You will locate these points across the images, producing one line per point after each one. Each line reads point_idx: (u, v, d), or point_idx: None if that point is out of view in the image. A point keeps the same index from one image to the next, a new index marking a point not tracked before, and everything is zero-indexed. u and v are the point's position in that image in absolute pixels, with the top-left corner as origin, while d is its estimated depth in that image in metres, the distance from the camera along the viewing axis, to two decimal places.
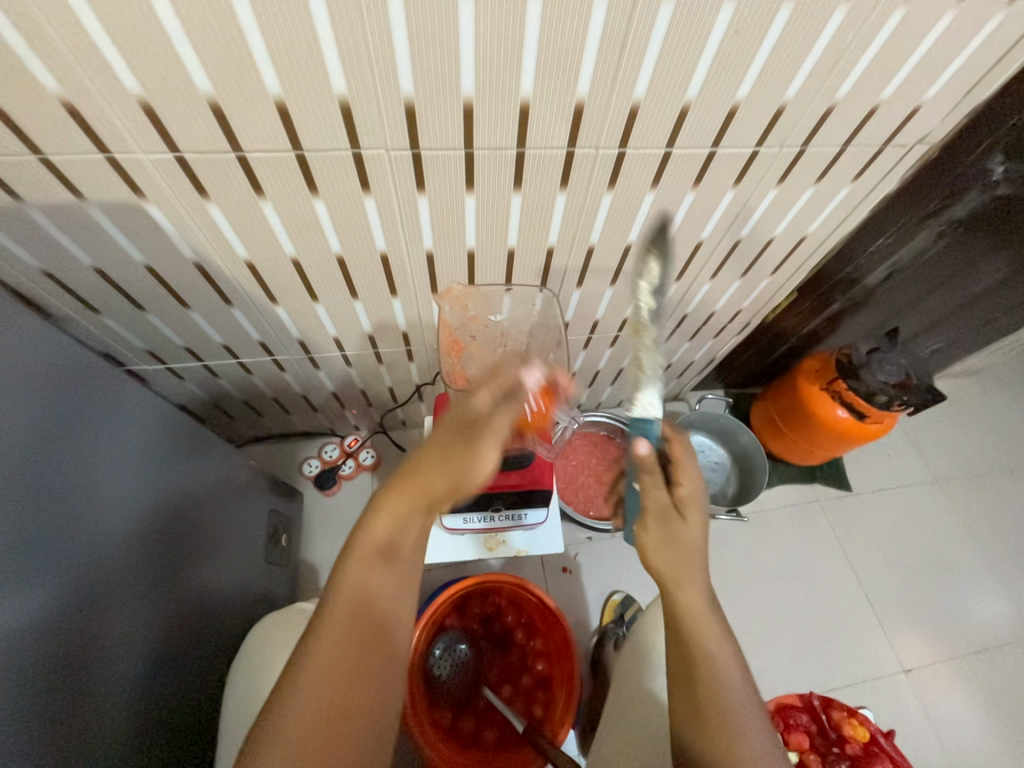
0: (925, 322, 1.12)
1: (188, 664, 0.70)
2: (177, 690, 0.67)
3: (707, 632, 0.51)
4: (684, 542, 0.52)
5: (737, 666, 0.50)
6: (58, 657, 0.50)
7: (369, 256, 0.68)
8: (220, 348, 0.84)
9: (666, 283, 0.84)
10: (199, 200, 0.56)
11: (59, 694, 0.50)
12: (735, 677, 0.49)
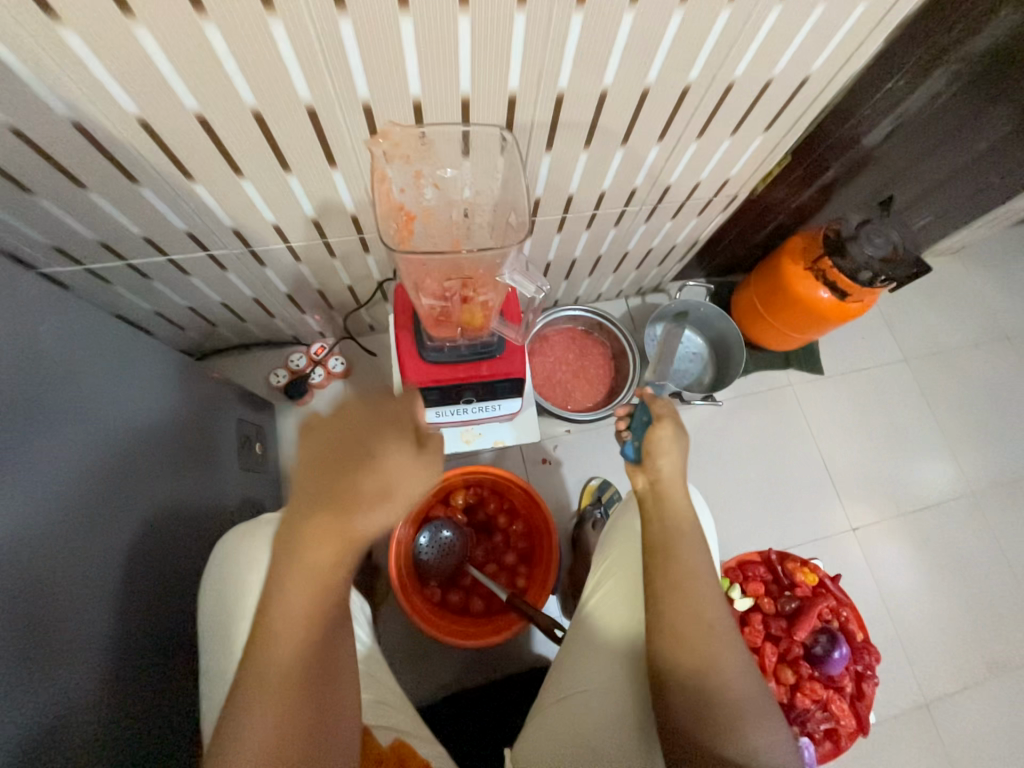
0: (918, 190, 1.05)
1: (168, 567, 0.67)
2: (149, 571, 0.64)
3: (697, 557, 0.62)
4: (668, 452, 0.67)
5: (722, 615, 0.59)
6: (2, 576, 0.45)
7: (293, 111, 0.56)
8: (142, 242, 0.74)
9: (646, 145, 0.75)
10: (48, 24, 0.44)
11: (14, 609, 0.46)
12: (696, 536, 0.63)
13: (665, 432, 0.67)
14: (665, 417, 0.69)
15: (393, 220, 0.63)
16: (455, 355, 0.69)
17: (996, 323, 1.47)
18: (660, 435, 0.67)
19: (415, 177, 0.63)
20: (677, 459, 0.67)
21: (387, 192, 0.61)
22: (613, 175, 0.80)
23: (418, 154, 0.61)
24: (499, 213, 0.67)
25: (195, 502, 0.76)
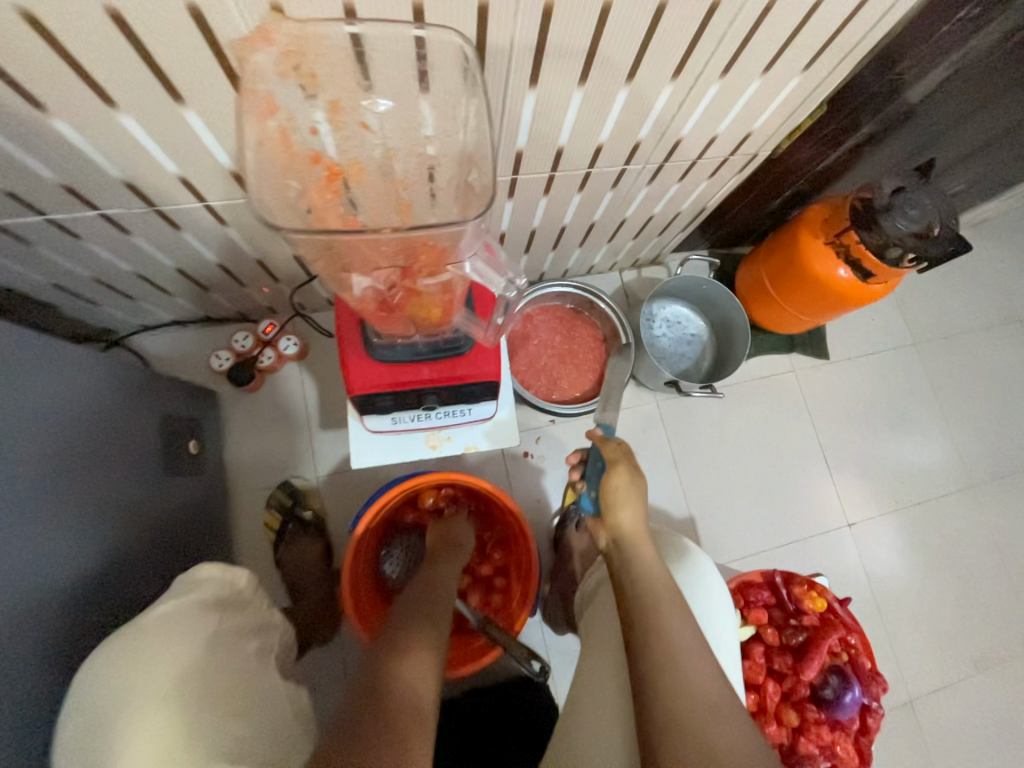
0: (959, 153, 0.91)
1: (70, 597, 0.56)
2: (22, 581, 0.51)
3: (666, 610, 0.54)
4: (624, 500, 0.62)
5: (689, 633, 0.52)
6: None
7: (166, 10, 0.41)
8: (7, 196, 0.57)
9: (658, 84, 0.59)
10: None
11: None
12: (677, 612, 0.53)
13: (617, 481, 0.62)
14: (620, 460, 0.64)
15: (307, 179, 0.48)
16: (412, 354, 0.56)
17: (1012, 304, 1.37)
18: (617, 481, 0.62)
19: (333, 112, 0.47)
20: (635, 508, 0.61)
21: (288, 136, 0.47)
22: (613, 125, 0.65)
23: (335, 76, 0.46)
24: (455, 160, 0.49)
25: (104, 517, 0.62)
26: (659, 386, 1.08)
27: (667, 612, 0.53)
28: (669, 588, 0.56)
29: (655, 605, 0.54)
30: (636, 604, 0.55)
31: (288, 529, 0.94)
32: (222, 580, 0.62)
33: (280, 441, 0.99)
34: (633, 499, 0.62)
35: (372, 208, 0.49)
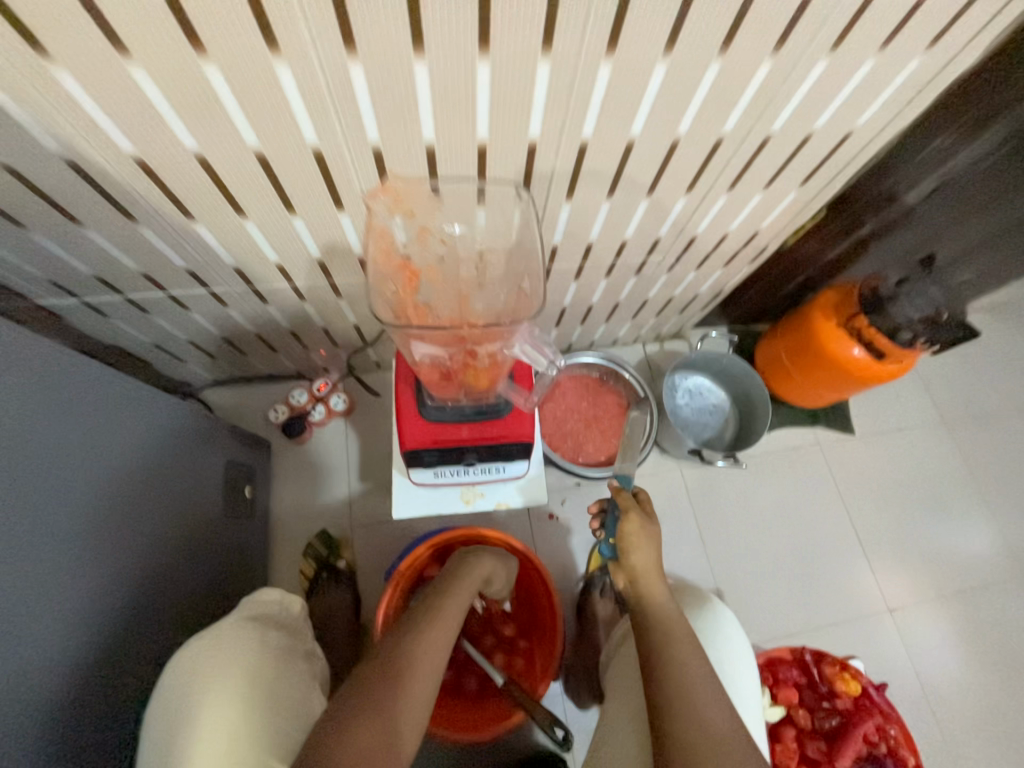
0: (959, 249, 0.99)
1: (155, 614, 0.67)
2: (128, 589, 0.62)
3: (683, 649, 0.55)
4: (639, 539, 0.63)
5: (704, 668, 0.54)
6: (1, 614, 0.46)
7: (297, 153, 0.53)
8: (141, 277, 0.71)
9: (674, 197, 0.70)
10: (39, 62, 0.40)
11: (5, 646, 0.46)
12: (692, 650, 0.55)
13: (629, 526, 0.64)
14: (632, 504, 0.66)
15: (393, 280, 0.62)
16: (457, 414, 0.64)
17: None
18: (632, 526, 0.64)
19: (419, 231, 0.62)
20: (650, 549, 0.63)
21: (386, 244, 0.61)
22: (637, 224, 0.75)
23: (425, 207, 0.60)
24: (510, 273, 0.64)
25: (181, 549, 0.73)
26: (683, 454, 1.11)
27: (683, 650, 0.55)
28: (683, 627, 0.57)
29: (670, 639, 0.56)
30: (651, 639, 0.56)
31: (322, 578, 0.98)
32: (282, 603, 0.70)
33: (321, 491, 1.06)
34: (647, 540, 0.64)
35: (440, 300, 0.62)
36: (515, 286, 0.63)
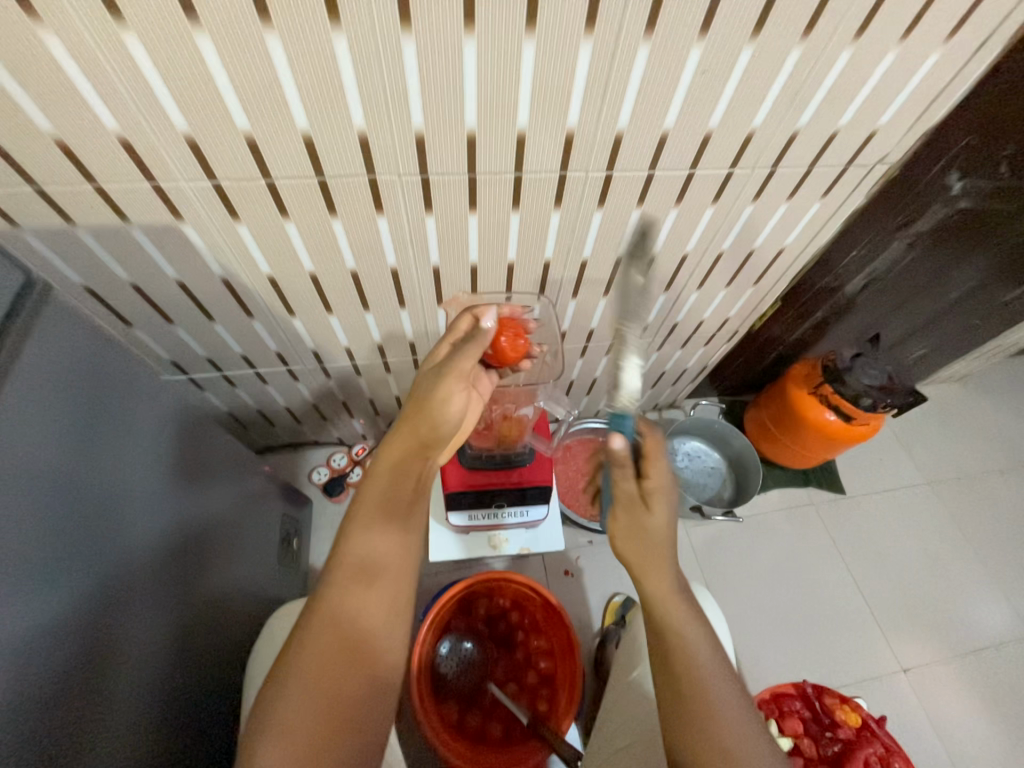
0: (904, 329, 1.18)
1: (219, 655, 0.72)
2: (204, 635, 0.68)
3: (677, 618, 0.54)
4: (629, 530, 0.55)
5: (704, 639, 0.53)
6: (119, 651, 0.52)
7: (380, 270, 0.74)
8: (239, 357, 0.90)
9: (656, 294, 0.91)
10: (230, 221, 0.62)
11: (118, 682, 0.52)
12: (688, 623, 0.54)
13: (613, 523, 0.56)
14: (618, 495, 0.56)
15: None
16: (490, 462, 0.79)
17: (1016, 449, 1.48)
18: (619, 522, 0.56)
19: None
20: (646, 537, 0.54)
21: None
22: (628, 314, 0.95)
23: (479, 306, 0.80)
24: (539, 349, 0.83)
25: (241, 594, 0.80)
26: (686, 512, 1.22)
27: (675, 621, 0.54)
28: (678, 606, 0.54)
29: (662, 615, 0.54)
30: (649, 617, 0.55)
31: None
32: None
33: None
34: (638, 531, 0.55)
35: None
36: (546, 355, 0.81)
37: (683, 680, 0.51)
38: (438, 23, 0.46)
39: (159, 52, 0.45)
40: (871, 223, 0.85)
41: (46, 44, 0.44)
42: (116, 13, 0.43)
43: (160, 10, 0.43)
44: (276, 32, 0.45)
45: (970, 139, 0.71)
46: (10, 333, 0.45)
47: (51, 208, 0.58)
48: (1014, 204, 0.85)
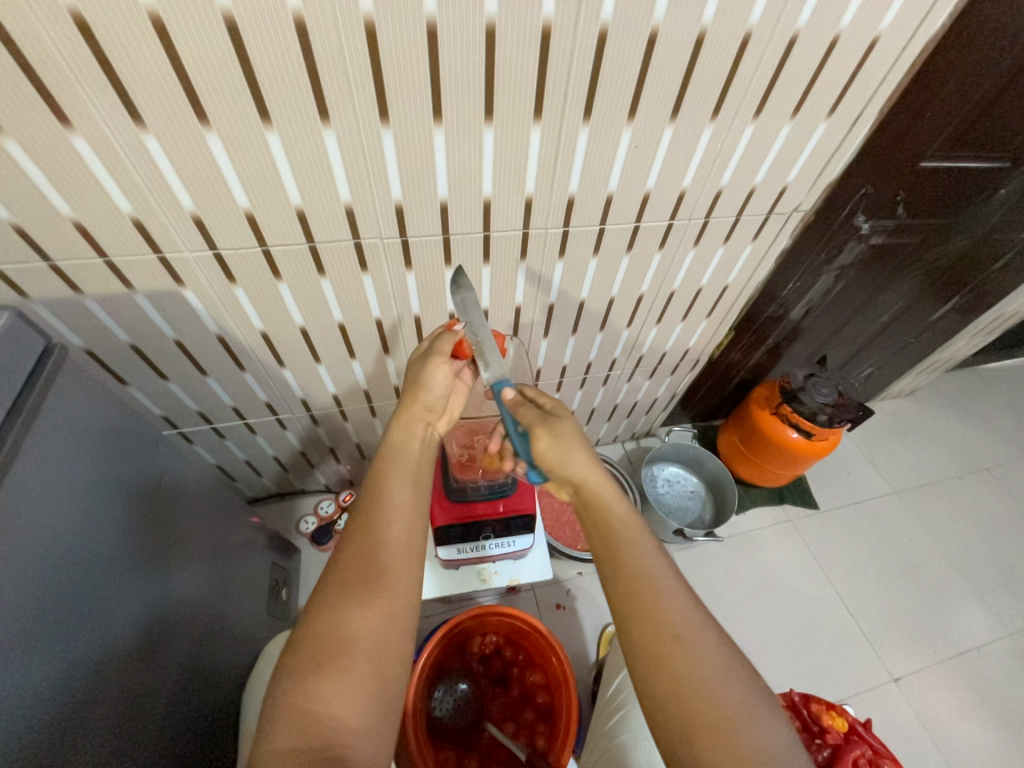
0: (849, 350, 1.29)
1: (213, 714, 0.71)
2: (198, 694, 0.67)
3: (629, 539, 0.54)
4: (559, 458, 0.60)
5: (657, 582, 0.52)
6: (117, 708, 0.52)
7: (366, 321, 0.81)
8: (230, 410, 0.93)
9: (620, 330, 0.99)
10: (227, 284, 0.69)
11: (117, 742, 0.52)
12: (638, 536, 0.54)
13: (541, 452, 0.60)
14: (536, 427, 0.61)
15: None
16: (475, 493, 0.83)
17: (970, 455, 1.58)
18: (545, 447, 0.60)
19: None
20: (574, 457, 0.59)
21: None
22: (597, 349, 1.03)
23: None
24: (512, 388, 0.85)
25: (233, 648, 0.79)
26: (669, 535, 1.25)
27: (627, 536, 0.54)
28: (624, 521, 0.56)
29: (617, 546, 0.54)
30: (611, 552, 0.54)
31: None
32: None
33: None
34: (565, 451, 0.60)
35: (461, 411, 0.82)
36: None
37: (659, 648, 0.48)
38: (412, 118, 0.56)
39: (172, 148, 0.53)
40: (799, 259, 0.97)
41: (75, 147, 0.51)
42: (137, 120, 0.50)
43: (176, 115, 0.51)
44: (275, 130, 0.54)
45: (867, 188, 0.84)
46: (32, 390, 0.50)
47: (61, 281, 0.64)
48: (917, 238, 0.99)
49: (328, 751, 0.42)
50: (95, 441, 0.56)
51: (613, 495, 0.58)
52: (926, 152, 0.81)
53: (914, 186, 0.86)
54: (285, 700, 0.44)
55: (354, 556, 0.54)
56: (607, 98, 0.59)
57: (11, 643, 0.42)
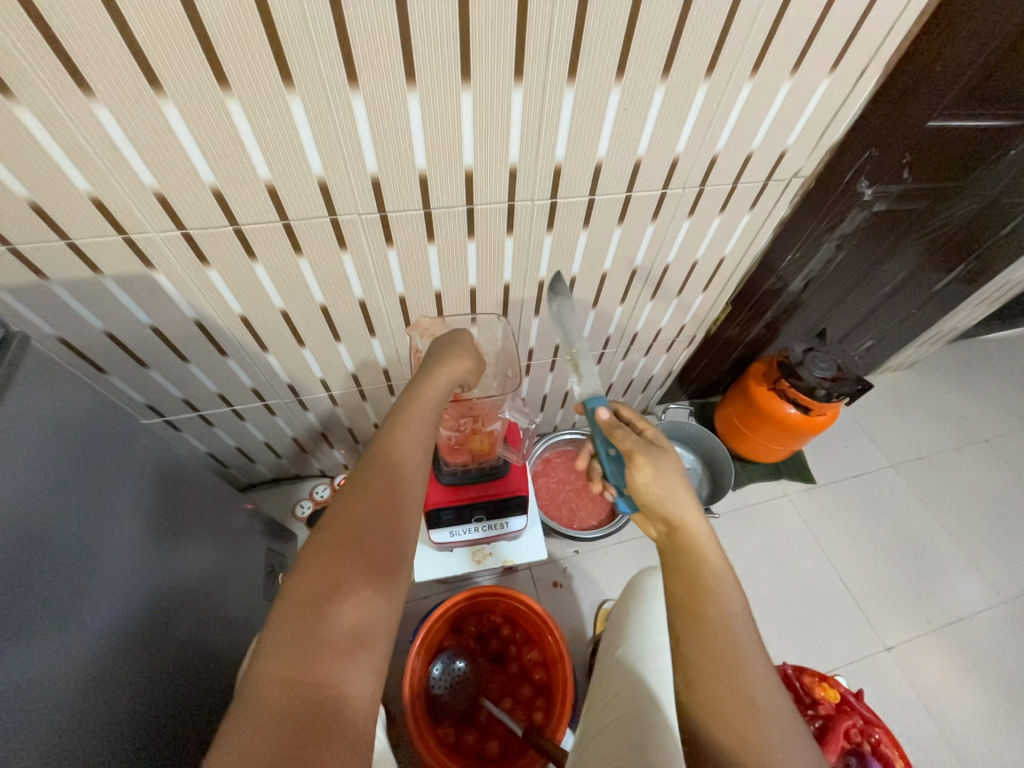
0: (849, 322, 1.26)
1: (210, 698, 0.71)
2: (191, 680, 0.67)
3: (711, 581, 0.53)
4: (654, 492, 0.58)
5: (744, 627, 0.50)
6: (103, 699, 0.52)
7: (349, 302, 0.78)
8: (215, 396, 0.92)
9: (613, 306, 0.97)
10: (199, 266, 0.66)
11: (103, 733, 0.51)
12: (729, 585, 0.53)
13: (636, 479, 0.59)
14: (638, 454, 0.60)
15: None
16: (467, 476, 0.82)
17: (970, 426, 1.57)
18: (644, 476, 0.59)
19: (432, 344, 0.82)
20: (674, 491, 0.58)
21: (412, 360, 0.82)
22: (590, 327, 1.01)
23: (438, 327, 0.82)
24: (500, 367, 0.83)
25: (229, 633, 0.79)
26: None
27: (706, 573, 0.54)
28: (711, 567, 0.54)
29: (699, 583, 0.53)
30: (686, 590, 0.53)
31: None
32: None
33: None
34: (660, 481, 0.58)
35: None
36: (505, 372, 0.83)
37: (717, 673, 0.47)
38: (383, 81, 0.52)
39: (127, 118, 0.49)
40: (799, 228, 0.93)
41: (21, 120, 0.48)
42: (85, 88, 0.47)
43: (126, 81, 0.47)
44: (236, 97, 0.50)
45: (870, 152, 0.80)
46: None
47: (24, 266, 0.61)
48: (921, 205, 0.95)
49: (318, 715, 0.39)
50: (67, 432, 0.54)
51: (705, 534, 0.56)
52: (934, 111, 0.76)
53: (920, 147, 0.82)
54: (275, 658, 0.41)
55: (371, 498, 0.50)
56: (593, 55, 0.55)
57: (3, 631, 0.43)
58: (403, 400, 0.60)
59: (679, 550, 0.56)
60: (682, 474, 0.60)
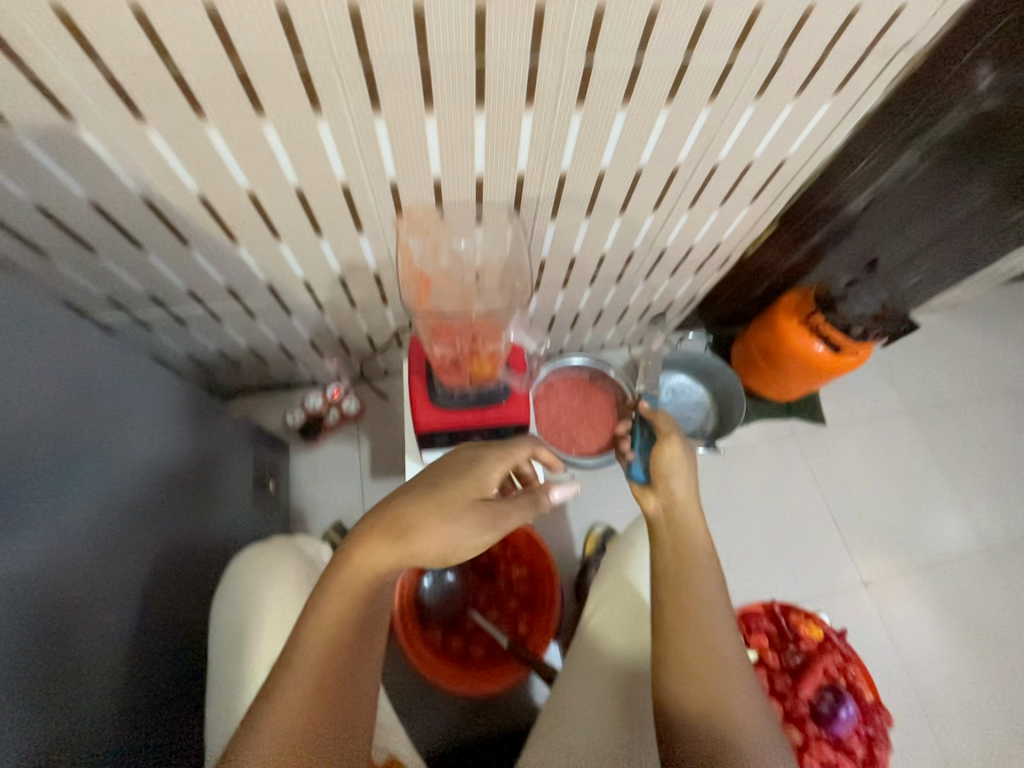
0: (905, 252, 1.11)
1: (186, 600, 0.72)
2: (158, 584, 0.66)
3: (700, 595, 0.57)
4: (661, 471, 0.67)
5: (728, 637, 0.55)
6: (42, 611, 0.49)
7: (329, 188, 0.65)
8: (184, 294, 0.82)
9: (643, 215, 0.82)
10: (134, 123, 0.52)
11: (47, 641, 0.49)
12: (712, 581, 0.59)
13: (662, 454, 0.68)
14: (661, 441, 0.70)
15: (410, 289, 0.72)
16: (463, 401, 0.75)
17: (999, 376, 1.48)
18: (666, 452, 0.68)
19: (432, 247, 0.71)
20: (680, 479, 0.67)
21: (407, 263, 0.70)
22: (613, 239, 0.87)
23: (437, 226, 0.71)
24: (507, 281, 0.75)
25: (209, 538, 0.78)
26: None
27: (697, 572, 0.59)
28: (700, 572, 0.59)
29: (691, 591, 0.58)
30: (674, 593, 0.58)
31: None
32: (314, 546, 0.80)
33: (337, 487, 1.15)
34: (672, 465, 0.67)
35: (450, 305, 0.71)
36: (511, 286, 0.75)
37: (699, 678, 0.53)
38: None
39: None
40: (883, 129, 0.80)
41: None
42: None
43: None
44: None
45: (1004, 20, 0.66)
46: None
47: None
48: None
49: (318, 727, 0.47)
50: None
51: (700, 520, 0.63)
52: None
53: None
54: (282, 679, 0.48)
55: (420, 511, 0.52)
56: None
57: None
58: (413, 499, 0.53)
59: (675, 550, 0.62)
60: (694, 469, 0.68)
